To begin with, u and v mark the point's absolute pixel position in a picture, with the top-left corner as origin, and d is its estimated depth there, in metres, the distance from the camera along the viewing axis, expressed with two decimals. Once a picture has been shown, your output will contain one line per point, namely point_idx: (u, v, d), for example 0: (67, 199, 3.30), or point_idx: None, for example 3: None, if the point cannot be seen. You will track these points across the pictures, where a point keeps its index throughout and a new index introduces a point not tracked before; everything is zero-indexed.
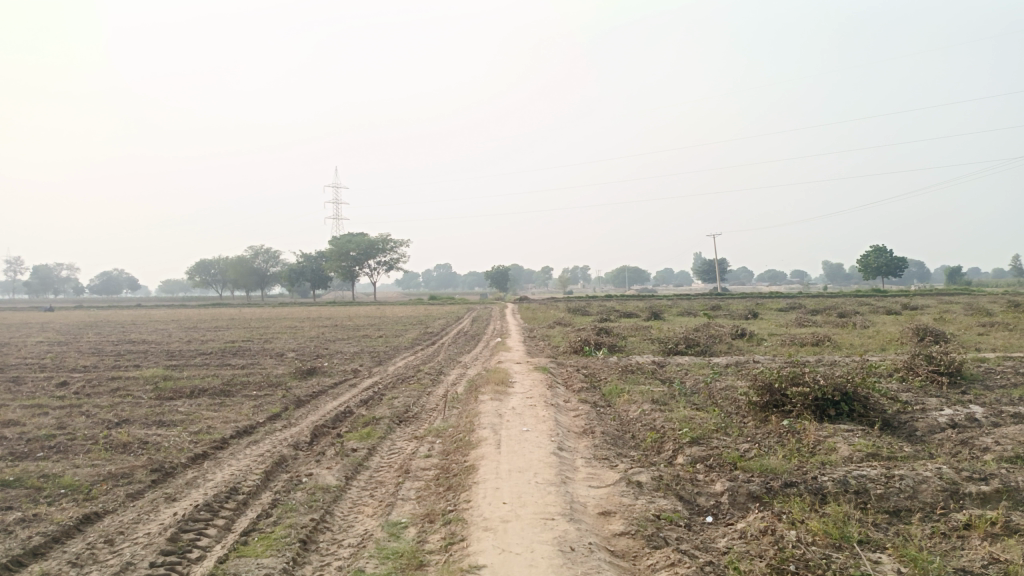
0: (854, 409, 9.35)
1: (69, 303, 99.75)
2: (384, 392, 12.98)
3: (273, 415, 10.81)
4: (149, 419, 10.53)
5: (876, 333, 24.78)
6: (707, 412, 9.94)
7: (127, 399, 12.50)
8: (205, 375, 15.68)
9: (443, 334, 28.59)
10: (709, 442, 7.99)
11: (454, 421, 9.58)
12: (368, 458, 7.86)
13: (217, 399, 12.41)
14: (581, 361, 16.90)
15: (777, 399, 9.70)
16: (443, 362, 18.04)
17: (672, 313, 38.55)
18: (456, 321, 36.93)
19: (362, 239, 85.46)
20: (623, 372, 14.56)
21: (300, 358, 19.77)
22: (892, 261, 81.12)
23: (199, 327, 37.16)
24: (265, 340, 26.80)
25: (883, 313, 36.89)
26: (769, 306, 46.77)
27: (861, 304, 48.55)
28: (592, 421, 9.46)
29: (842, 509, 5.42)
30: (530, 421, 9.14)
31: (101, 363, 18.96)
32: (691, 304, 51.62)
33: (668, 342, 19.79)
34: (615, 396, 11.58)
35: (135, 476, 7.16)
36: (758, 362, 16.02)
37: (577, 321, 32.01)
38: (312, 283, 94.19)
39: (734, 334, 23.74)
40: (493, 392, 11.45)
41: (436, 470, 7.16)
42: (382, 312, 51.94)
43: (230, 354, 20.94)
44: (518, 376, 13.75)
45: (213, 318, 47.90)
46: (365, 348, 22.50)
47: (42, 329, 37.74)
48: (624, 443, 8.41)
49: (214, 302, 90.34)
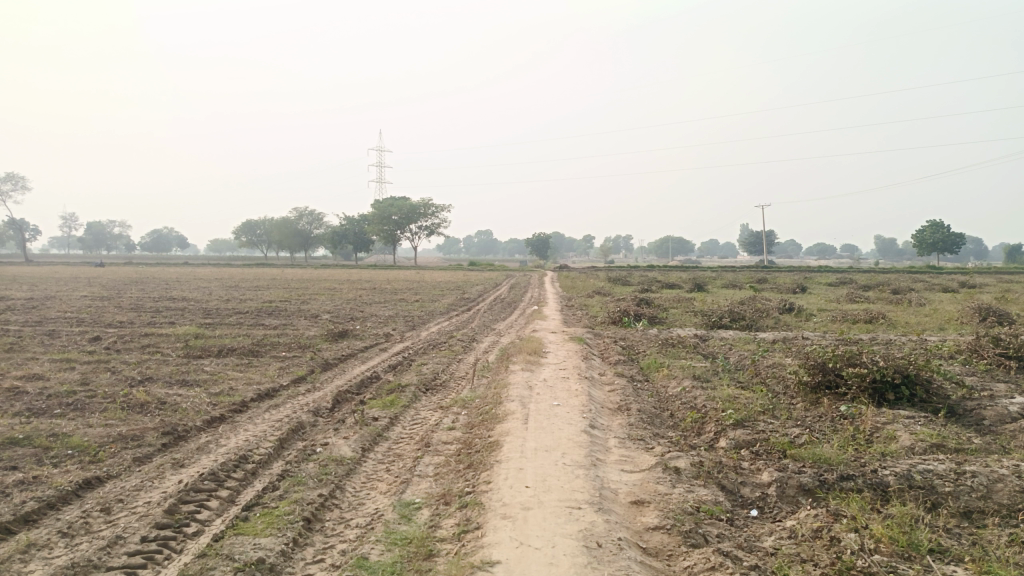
0: (916, 393, 8.59)
1: (120, 259, 102.29)
2: (414, 357, 12.62)
3: (298, 378, 10.49)
4: (173, 378, 10.31)
5: (933, 312, 23.54)
6: (753, 392, 9.28)
7: (155, 357, 12.35)
8: (236, 335, 15.54)
9: (480, 300, 28.13)
10: (755, 426, 7.37)
11: (482, 392, 9.12)
12: (388, 428, 7.43)
13: (244, 359, 12.18)
14: (619, 332, 16.31)
15: (830, 380, 8.99)
16: (477, 328, 17.62)
17: (715, 285, 37.45)
18: (494, 288, 36.45)
19: (404, 203, 85.29)
20: (663, 344, 13.94)
21: (334, 319, 19.57)
22: (948, 237, 77.87)
23: (241, 287, 37.47)
24: (303, 301, 26.81)
25: (940, 291, 35.27)
26: (818, 281, 45.20)
27: (914, 280, 46.61)
28: (628, 397, 8.89)
29: (908, 510, 4.78)
30: (563, 395, 8.62)
31: (138, 318, 19.02)
32: (735, 276, 50.28)
33: (711, 315, 19.03)
34: (654, 371, 10.97)
35: (145, 439, 6.86)
36: (807, 339, 15.19)
37: (617, 290, 31.30)
38: (354, 246, 94.75)
39: (781, 309, 22.78)
40: (525, 362, 10.98)
41: (458, 444, 6.70)
42: (423, 277, 51.74)
43: (265, 314, 20.90)
44: (552, 346, 13.24)
45: (256, 277, 48.40)
46: (400, 312, 22.24)
47: (91, 283, 38.47)
48: (661, 423, 7.85)
49: (259, 262, 91.54)
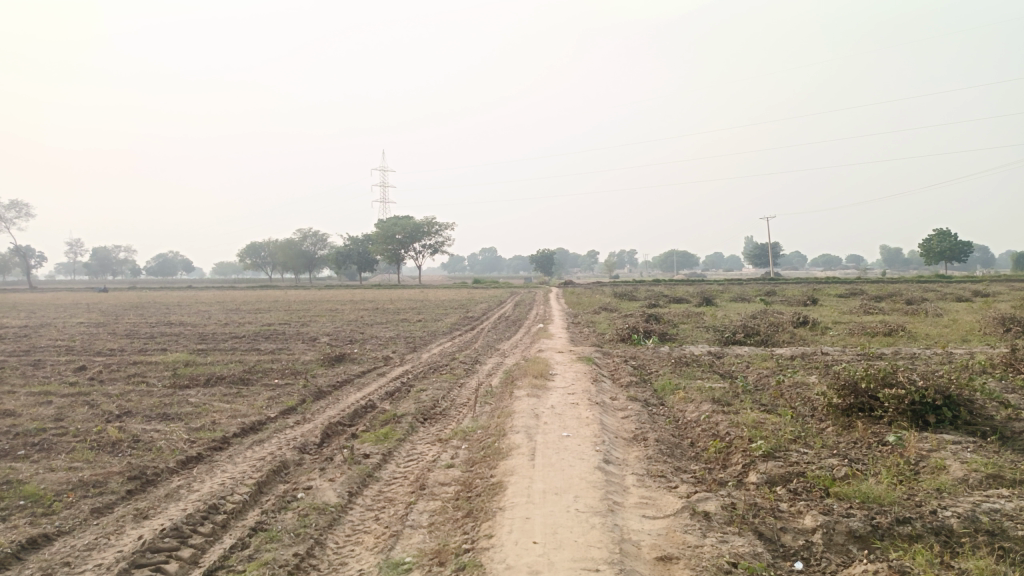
0: (959, 416, 7.84)
1: (124, 283, 101.74)
2: (413, 383, 11.88)
3: (288, 408, 9.77)
4: (152, 412, 9.61)
5: (951, 323, 22.69)
6: (779, 416, 8.54)
7: (139, 388, 11.65)
8: (229, 361, 14.83)
9: (484, 319, 27.35)
10: (788, 457, 6.64)
11: (485, 422, 8.39)
12: (380, 467, 6.71)
13: (233, 388, 11.49)
14: (630, 351, 15.57)
15: (863, 402, 8.28)
16: (481, 349, 16.88)
17: (724, 298, 36.60)
18: (498, 305, 35.75)
19: (408, 222, 84.72)
20: (676, 364, 13.19)
21: (333, 342, 18.89)
22: (956, 245, 76.83)
23: (241, 309, 36.78)
24: (302, 323, 26.12)
25: (955, 301, 34.37)
26: (828, 292, 44.40)
27: (926, 290, 45.74)
28: (644, 425, 8.16)
29: (986, 565, 4.04)
30: (572, 424, 7.90)
31: (129, 345, 18.34)
32: (744, 288, 49.43)
33: (723, 331, 18.29)
34: (669, 393, 10.25)
35: (108, 485, 6.16)
36: (828, 355, 14.45)
37: (624, 306, 30.52)
38: (358, 266, 94.11)
39: (796, 322, 22.01)
40: (531, 386, 10.26)
41: (457, 486, 5.98)
42: (428, 294, 51.26)
43: (261, 338, 20.22)
44: (560, 368, 12.52)
45: (258, 300, 47.81)
46: (402, 333, 21.57)
47: (90, 308, 37.95)
48: (682, 455, 7.13)
49: (262, 284, 90.99)
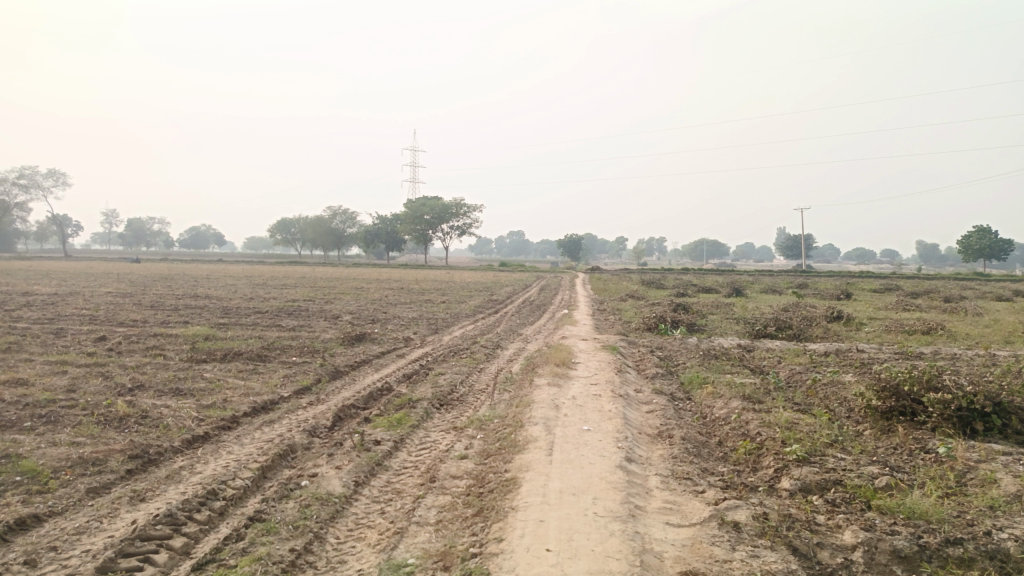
0: (1010, 425, 7.32)
1: (156, 256, 103.18)
2: (432, 366, 11.58)
3: (301, 388, 9.52)
4: (165, 387, 9.42)
5: (992, 323, 21.85)
6: (814, 417, 8.08)
7: (155, 361, 11.50)
8: (248, 336, 14.67)
9: (508, 302, 27.01)
10: (824, 463, 6.21)
11: (502, 411, 8.04)
12: (390, 455, 6.40)
13: (249, 364, 11.28)
14: (656, 341, 15.12)
15: (904, 405, 7.80)
16: (503, 334, 16.53)
17: (753, 290, 35.80)
18: (523, 289, 35.33)
19: (436, 203, 84.55)
20: (704, 356, 12.74)
21: (355, 321, 18.70)
22: (996, 242, 74.66)
23: (268, 284, 36.88)
24: (326, 301, 26.02)
25: (995, 300, 33.25)
26: (861, 287, 43.46)
27: (964, 288, 44.51)
28: (670, 421, 7.76)
29: None
30: (594, 417, 7.52)
31: (152, 317, 18.30)
32: (774, 280, 48.44)
33: (754, 323, 17.73)
34: (696, 388, 9.82)
35: (108, 464, 5.94)
36: (863, 353, 13.88)
37: (651, 294, 29.96)
38: (386, 245, 94.28)
39: (829, 317, 21.34)
40: (553, 375, 9.90)
41: (468, 480, 5.65)
42: (453, 277, 51.07)
43: (284, 314, 20.08)
44: (583, 356, 12.15)
45: (285, 276, 47.98)
46: (424, 314, 21.33)
47: (120, 278, 38.42)
48: (709, 456, 6.73)
49: (291, 260, 91.48)
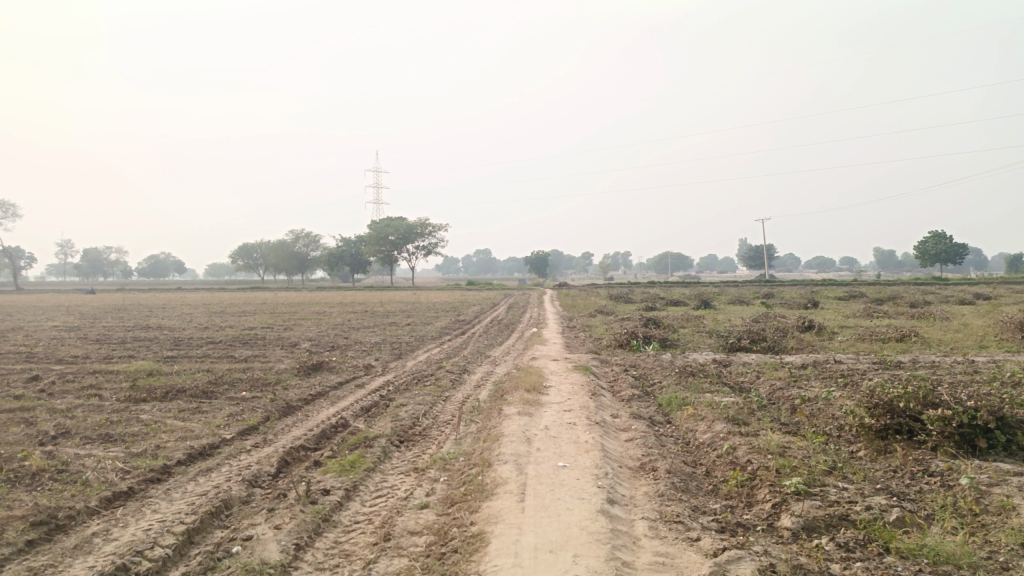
0: (1014, 440, 6.82)
1: (113, 286, 99.62)
2: (393, 397, 10.78)
3: (247, 428, 8.64)
4: (92, 433, 8.46)
5: (962, 328, 21.68)
6: (806, 439, 7.51)
7: (87, 402, 10.48)
8: (196, 370, 13.65)
9: (475, 323, 26.16)
10: (826, 496, 5.59)
11: (468, 447, 7.30)
12: (340, 508, 5.61)
13: (192, 403, 10.34)
14: (629, 359, 14.50)
15: (900, 423, 7.27)
16: (470, 357, 15.76)
17: (721, 301, 35.56)
18: (491, 309, 34.57)
19: (400, 223, 83.56)
20: (680, 374, 12.16)
21: (314, 349, 17.74)
22: (950, 246, 75.86)
23: (226, 312, 35.56)
24: (285, 328, 24.93)
25: (959, 304, 33.32)
26: (826, 294, 43.70)
27: (925, 292, 45.01)
28: (652, 450, 7.11)
29: None
30: (570, 451, 6.81)
31: (94, 353, 17.12)
32: (740, 291, 48.35)
33: (727, 336, 17.24)
34: (676, 410, 9.19)
35: (5, 535, 5.05)
36: (842, 364, 13.44)
37: (621, 309, 29.45)
38: (350, 267, 92.70)
39: (801, 326, 20.97)
40: (523, 401, 9.19)
41: (428, 536, 4.90)
42: (419, 297, 50.22)
43: (238, 344, 19.03)
44: (554, 379, 11.47)
45: (245, 302, 46.52)
46: (387, 338, 20.45)
47: (69, 311, 36.59)
48: (698, 491, 6.09)
49: (253, 286, 89.44)
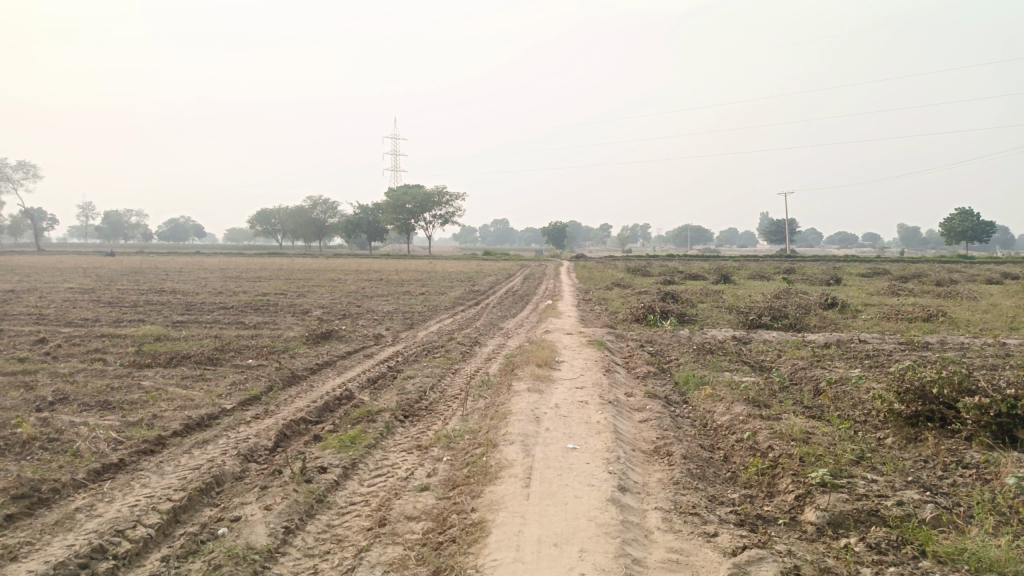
0: None
1: (133, 249, 100.38)
2: (401, 368, 10.49)
3: (249, 398, 8.39)
4: (91, 399, 8.24)
5: (991, 308, 21.00)
6: (831, 424, 7.11)
7: (90, 367, 10.29)
8: (204, 336, 13.45)
9: (490, 293, 25.82)
10: (854, 489, 5.20)
11: (474, 425, 6.98)
12: (336, 487, 5.32)
13: (196, 370, 10.11)
14: (645, 334, 14.12)
15: (932, 410, 6.85)
16: (482, 328, 15.44)
17: (741, 276, 34.88)
18: (506, 279, 34.19)
19: (418, 191, 83.08)
20: (698, 351, 11.77)
21: (325, 317, 17.51)
22: (977, 225, 74.04)
23: (241, 277, 35.54)
24: (298, 295, 24.74)
25: (987, 283, 32.32)
26: (849, 271, 42.87)
27: (951, 271, 44.07)
28: (667, 433, 6.76)
29: None
30: (580, 432, 6.47)
31: (105, 316, 17.00)
32: (760, 266, 47.52)
33: (748, 313, 16.75)
34: (693, 390, 8.81)
35: None
36: (867, 344, 12.97)
37: (637, 282, 28.96)
38: (368, 235, 92.57)
39: (823, 304, 20.44)
40: (534, 376, 8.85)
41: (426, 523, 4.58)
42: (436, 266, 50.05)
43: (250, 311, 18.84)
44: (567, 354, 11.12)
45: (262, 268, 46.49)
46: (400, 307, 20.19)
47: (87, 273, 36.65)
48: (715, 479, 5.73)
49: (271, 252, 89.67)
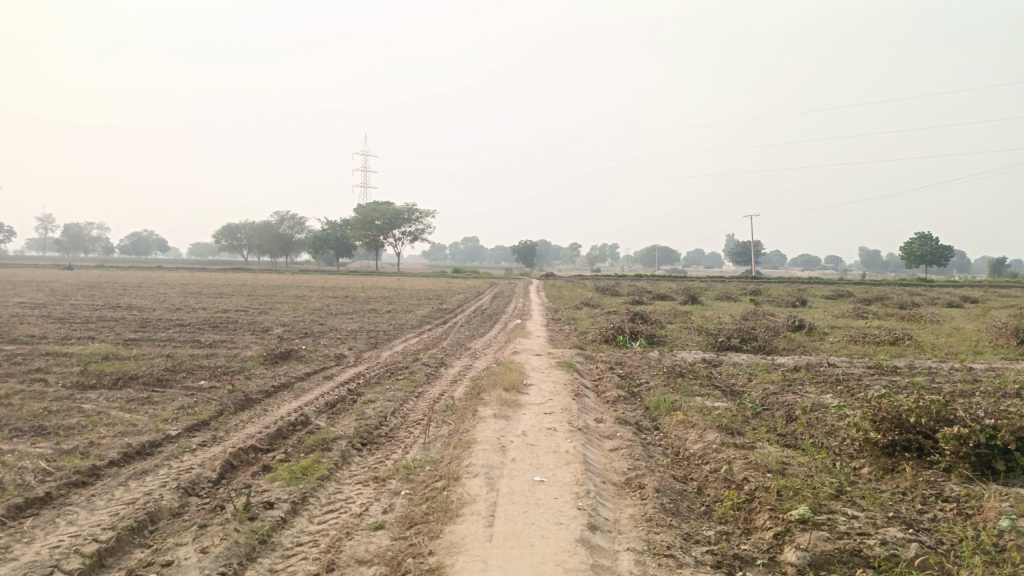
0: None
1: (93, 263, 97.91)
2: (362, 391, 10.06)
3: (197, 423, 7.89)
4: (24, 425, 7.65)
5: (954, 332, 21.18)
6: (806, 454, 6.87)
7: (29, 388, 9.66)
8: (156, 355, 12.83)
9: (458, 312, 25.42)
10: (835, 526, 4.94)
11: (436, 454, 6.60)
12: (283, 526, 4.90)
13: (144, 392, 9.54)
14: (615, 355, 13.87)
15: (909, 440, 6.65)
16: (449, 348, 15.06)
17: (708, 297, 34.98)
18: (475, 298, 33.80)
19: (387, 208, 82.47)
20: (668, 374, 11.53)
21: (286, 335, 16.96)
22: (936, 249, 75.72)
23: (202, 293, 34.72)
24: (261, 312, 24.10)
25: (948, 307, 32.84)
26: (813, 293, 43.40)
27: (911, 294, 44.89)
28: (638, 463, 6.45)
29: None
30: (547, 462, 6.13)
31: (53, 333, 16.21)
32: (727, 286, 47.93)
33: (717, 335, 16.61)
34: (664, 416, 8.52)
35: None
36: (836, 368, 12.88)
37: (607, 302, 28.80)
38: (336, 251, 91.54)
39: (791, 326, 20.44)
40: (500, 401, 8.50)
41: (379, 567, 4.19)
42: (404, 283, 49.49)
43: (208, 328, 18.20)
44: (535, 376, 10.79)
45: (225, 283, 45.45)
46: (365, 326, 19.70)
47: (40, 287, 35.40)
48: (689, 515, 5.43)
49: (236, 267, 88.09)
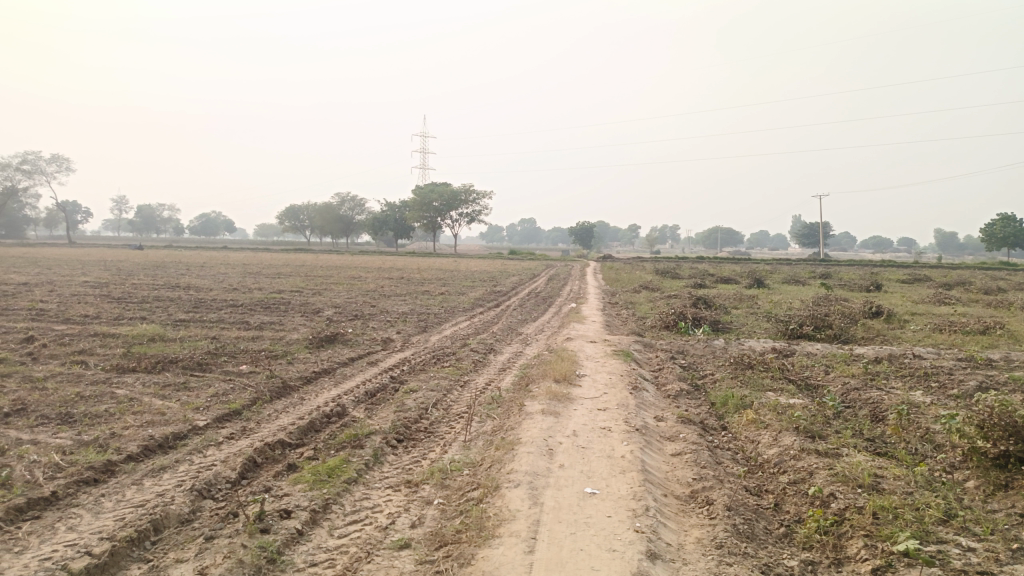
0: None
1: (162, 243, 100.87)
2: (406, 379, 9.50)
3: (228, 413, 7.43)
4: (51, 412, 7.32)
5: None
6: (902, 466, 5.94)
7: (68, 371, 9.41)
8: (201, 338, 12.54)
9: (512, 295, 24.74)
10: (949, 563, 4.07)
11: (477, 456, 5.95)
12: (299, 540, 4.33)
13: (180, 378, 9.19)
14: (676, 343, 12.98)
15: None
16: (500, 333, 14.41)
17: (774, 281, 33.32)
18: (531, 280, 33.01)
19: (445, 189, 82.21)
20: (735, 365, 10.62)
21: (335, 318, 16.57)
22: (1020, 230, 71.10)
23: (261, 273, 34.93)
24: (315, 293, 23.92)
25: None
26: (888, 277, 41.09)
27: (995, 279, 42.02)
28: (704, 472, 5.66)
29: None
30: (601, 470, 5.40)
31: (106, 313, 16.21)
32: (795, 270, 45.77)
33: (787, 321, 15.46)
34: (732, 415, 7.67)
35: None
36: (923, 360, 11.69)
37: (667, 285, 27.64)
38: (395, 233, 91.94)
39: (868, 312, 19.04)
40: (551, 394, 7.79)
41: None
42: (460, 265, 49.02)
43: (259, 310, 17.98)
44: (590, 366, 10.03)
45: (284, 264, 45.78)
46: (417, 308, 19.23)
47: (107, 267, 36.32)
48: (767, 540, 4.62)
49: (297, 248, 89.50)
